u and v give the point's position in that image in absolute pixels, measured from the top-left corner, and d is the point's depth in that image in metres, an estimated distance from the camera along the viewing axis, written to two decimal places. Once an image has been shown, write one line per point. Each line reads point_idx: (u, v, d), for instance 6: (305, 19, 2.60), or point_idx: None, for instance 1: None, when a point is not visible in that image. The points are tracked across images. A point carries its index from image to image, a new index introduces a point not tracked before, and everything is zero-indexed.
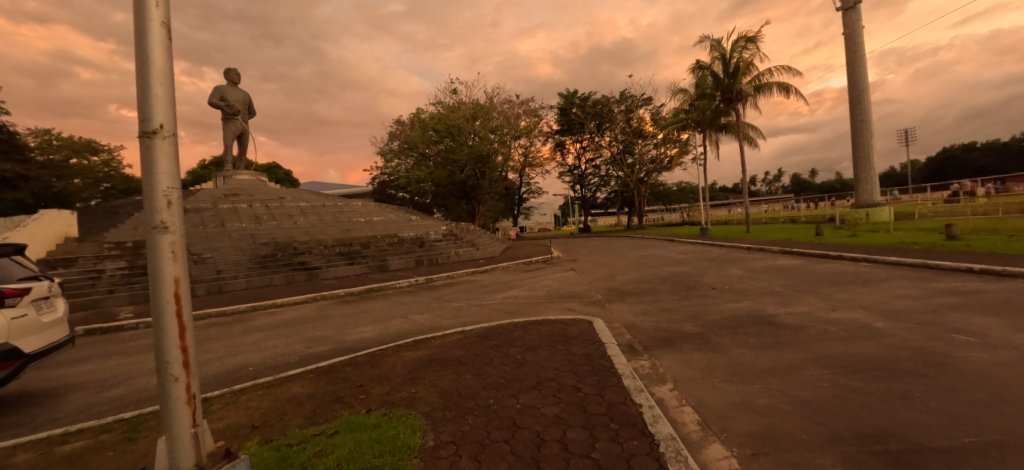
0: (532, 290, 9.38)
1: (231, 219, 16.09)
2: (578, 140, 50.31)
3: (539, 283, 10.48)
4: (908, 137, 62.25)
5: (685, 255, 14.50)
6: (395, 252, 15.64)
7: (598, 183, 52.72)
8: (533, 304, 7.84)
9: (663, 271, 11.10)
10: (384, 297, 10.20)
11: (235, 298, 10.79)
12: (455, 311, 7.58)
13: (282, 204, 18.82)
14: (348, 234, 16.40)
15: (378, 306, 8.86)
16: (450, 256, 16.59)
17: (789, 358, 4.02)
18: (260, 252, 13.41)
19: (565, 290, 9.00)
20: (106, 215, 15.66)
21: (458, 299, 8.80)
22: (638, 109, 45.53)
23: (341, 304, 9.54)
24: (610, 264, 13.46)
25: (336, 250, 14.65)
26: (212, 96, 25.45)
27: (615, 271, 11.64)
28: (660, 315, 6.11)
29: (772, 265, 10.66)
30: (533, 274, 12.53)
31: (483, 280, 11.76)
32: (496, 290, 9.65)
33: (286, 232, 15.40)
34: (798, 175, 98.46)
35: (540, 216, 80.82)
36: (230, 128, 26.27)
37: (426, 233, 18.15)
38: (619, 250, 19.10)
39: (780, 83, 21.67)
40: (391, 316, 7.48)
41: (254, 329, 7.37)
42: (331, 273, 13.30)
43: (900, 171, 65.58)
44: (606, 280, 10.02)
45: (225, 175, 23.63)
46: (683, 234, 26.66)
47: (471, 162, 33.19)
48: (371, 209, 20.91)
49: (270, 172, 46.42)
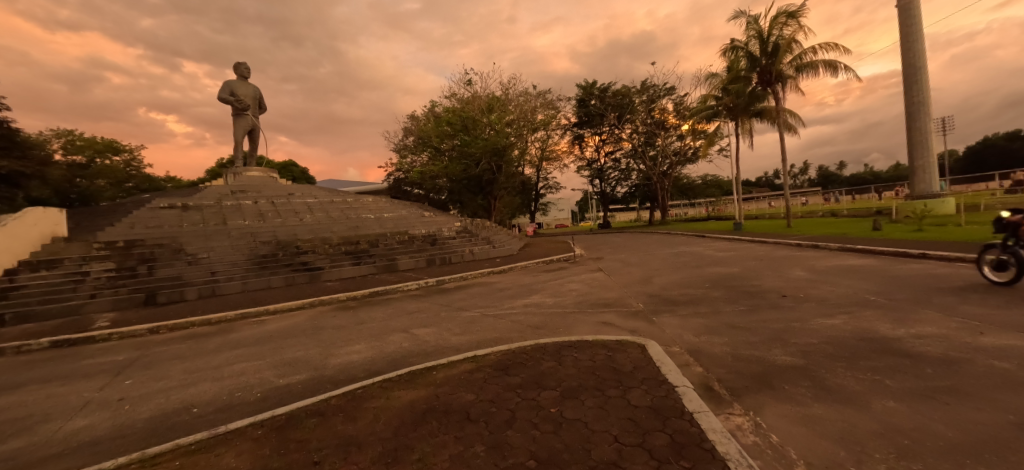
0: (557, 296, 8.00)
1: (234, 216, 15.26)
2: (596, 133, 48.50)
3: (565, 286, 9.11)
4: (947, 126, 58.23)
5: (727, 253, 12.88)
6: (405, 251, 14.47)
7: (618, 177, 50.82)
8: (561, 315, 6.48)
9: (708, 273, 9.56)
10: (388, 304, 9.00)
11: (227, 303, 9.75)
12: (467, 323, 6.30)
13: (288, 201, 17.90)
14: (355, 231, 15.33)
15: (379, 315, 7.65)
16: (465, 255, 15.33)
17: (979, 422, 2.59)
18: (259, 252, 12.43)
19: (598, 297, 7.61)
20: (106, 213, 14.96)
21: (471, 307, 7.50)
22: (660, 99, 43.39)
23: (339, 312, 8.38)
24: (643, 264, 11.96)
25: (342, 249, 13.58)
26: (222, 91, 24.80)
27: (651, 273, 10.16)
28: (731, 335, 4.68)
29: (841, 265, 9.00)
30: (556, 276, 11.14)
31: (500, 283, 10.46)
32: (516, 295, 8.33)
33: (290, 230, 14.42)
34: (827, 168, 94.07)
35: (557, 212, 79.24)
36: (241, 123, 25.60)
37: (438, 230, 16.99)
38: (648, 248, 17.55)
39: (828, 60, 19.57)
40: (390, 330, 6.22)
41: (229, 346, 6.23)
42: (334, 274, 12.22)
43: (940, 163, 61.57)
44: (644, 285, 8.56)
45: (235, 171, 22.99)
46: (714, 229, 24.76)
47: (487, 156, 31.90)
48: (382, 205, 19.84)
49: (287, 170, 46.29)
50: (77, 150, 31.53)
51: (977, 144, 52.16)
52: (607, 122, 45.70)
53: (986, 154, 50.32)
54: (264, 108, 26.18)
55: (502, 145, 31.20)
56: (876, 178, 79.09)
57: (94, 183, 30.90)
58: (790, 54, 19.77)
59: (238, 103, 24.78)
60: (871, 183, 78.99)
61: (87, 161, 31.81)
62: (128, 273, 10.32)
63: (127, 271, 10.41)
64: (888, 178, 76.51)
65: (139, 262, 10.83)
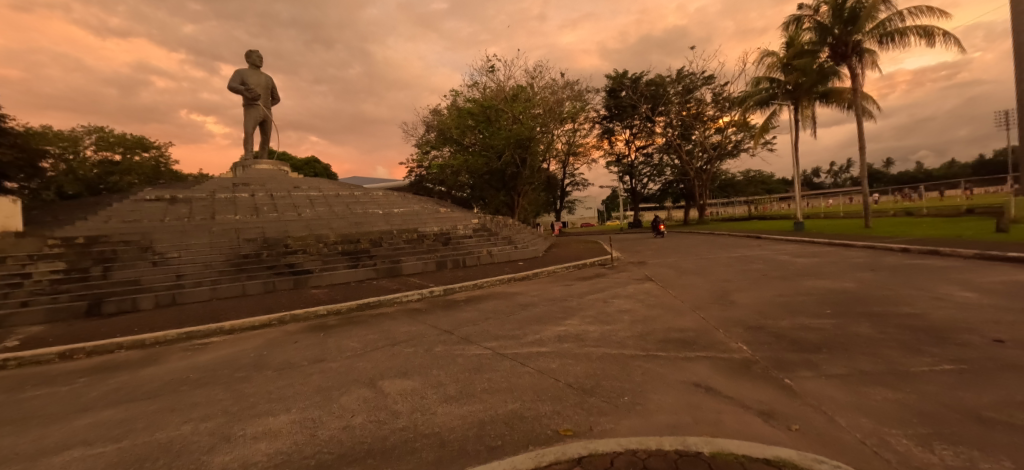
0: (604, 321, 5.60)
1: (225, 210, 13.63)
2: (627, 126, 45.56)
3: (614, 304, 6.67)
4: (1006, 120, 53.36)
5: (812, 260, 10.19)
6: (412, 251, 12.35)
7: (650, 173, 47.59)
8: (618, 361, 4.10)
9: (812, 289, 6.93)
10: (374, 323, 6.82)
11: (183, 315, 7.86)
12: (473, 372, 3.99)
13: (290, 194, 16.21)
14: (357, 228, 13.32)
15: (352, 343, 5.47)
16: (481, 258, 13.06)
17: None
18: (241, 251, 10.62)
19: (667, 326, 5.16)
20: (92, 206, 13.63)
21: (480, 337, 5.18)
22: (698, 88, 39.97)
23: (307, 336, 6.27)
24: (706, 273, 9.39)
25: (338, 249, 11.61)
26: (233, 80, 23.63)
27: (726, 287, 7.57)
28: (1015, 455, 2.19)
29: (1015, 282, 6.25)
30: (594, 287, 8.74)
31: (523, 295, 8.15)
32: (545, 318, 5.97)
33: (283, 226, 12.58)
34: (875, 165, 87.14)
35: (583, 211, 76.48)
36: (252, 114, 24.35)
37: (452, 228, 14.82)
38: (698, 250, 14.89)
39: (922, 26, 16.14)
40: (349, 381, 3.99)
41: (116, 395, 4.14)
42: (324, 279, 10.21)
43: (1012, 158, 55.36)
44: (726, 306, 6.08)
45: (244, 164, 21.71)
46: (769, 229, 21.62)
47: (510, 148, 29.65)
48: (393, 200, 17.89)
49: (309, 167, 45.67)
50: (105, 146, 30.82)
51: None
52: (639, 114, 42.77)
53: None
54: (276, 98, 24.82)
55: (526, 136, 28.95)
56: (927, 174, 72.99)
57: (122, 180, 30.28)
58: (874, 21, 16.40)
59: (248, 93, 23.54)
60: (928, 182, 72.39)
61: (118, 157, 31.32)
62: (78, 276, 8.61)
63: (77, 273, 8.70)
64: (947, 175, 69.87)
65: (95, 262, 9.13)
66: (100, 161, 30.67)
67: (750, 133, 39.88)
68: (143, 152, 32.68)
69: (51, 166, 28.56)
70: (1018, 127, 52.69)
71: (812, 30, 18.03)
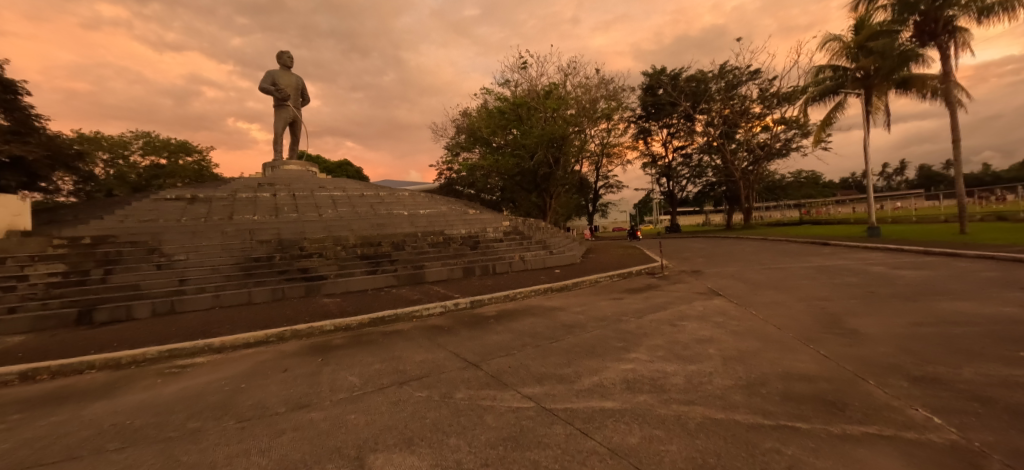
0: (685, 358, 4.11)
1: (244, 211, 12.99)
2: (665, 125, 43.25)
3: (688, 331, 5.12)
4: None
5: (922, 274, 8.23)
6: (436, 255, 11.15)
7: (690, 174, 44.95)
8: (737, 436, 2.62)
9: (962, 313, 5.14)
10: (384, 346, 5.57)
11: (177, 325, 6.97)
12: (510, 447, 2.60)
13: (313, 194, 15.45)
14: (379, 229, 12.28)
15: (351, 378, 4.24)
16: (513, 264, 11.69)
17: None
18: (252, 255, 9.79)
19: (785, 372, 3.59)
20: (116, 205, 13.33)
21: (517, 377, 3.83)
22: (744, 83, 37.22)
23: (301, 362, 5.10)
24: (789, 289, 7.62)
25: (357, 252, 10.59)
26: (264, 80, 23.49)
27: (831, 308, 5.85)
28: None
29: None
30: (652, 303, 7.19)
31: (565, 313, 6.71)
32: (600, 349, 4.51)
33: (301, 226, 11.70)
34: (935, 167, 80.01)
35: (615, 214, 73.88)
36: (282, 115, 24.16)
37: (482, 231, 13.55)
38: (762, 258, 12.97)
39: None
40: (329, 450, 2.73)
41: (26, 450, 3.07)
42: (339, 287, 9.14)
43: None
44: (852, 339, 4.45)
45: (273, 164, 21.44)
46: (838, 234, 19.18)
47: (542, 147, 28.30)
48: (419, 201, 16.86)
49: (341, 169, 46.04)
50: (151, 150, 31.16)
51: None
52: (678, 111, 40.45)
53: None
54: (307, 99, 24.57)
55: (559, 135, 27.51)
56: (990, 176, 66.53)
57: (167, 183, 30.69)
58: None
59: (278, 93, 23.29)
60: (995, 184, 65.82)
61: (164, 161, 31.67)
62: (76, 280, 7.95)
63: (76, 276, 8.06)
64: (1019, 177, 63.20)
65: (97, 265, 8.50)
66: (148, 166, 31.05)
67: (801, 131, 36.76)
68: (187, 156, 33.03)
69: (104, 168, 29.55)
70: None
71: (891, 8, 15.76)
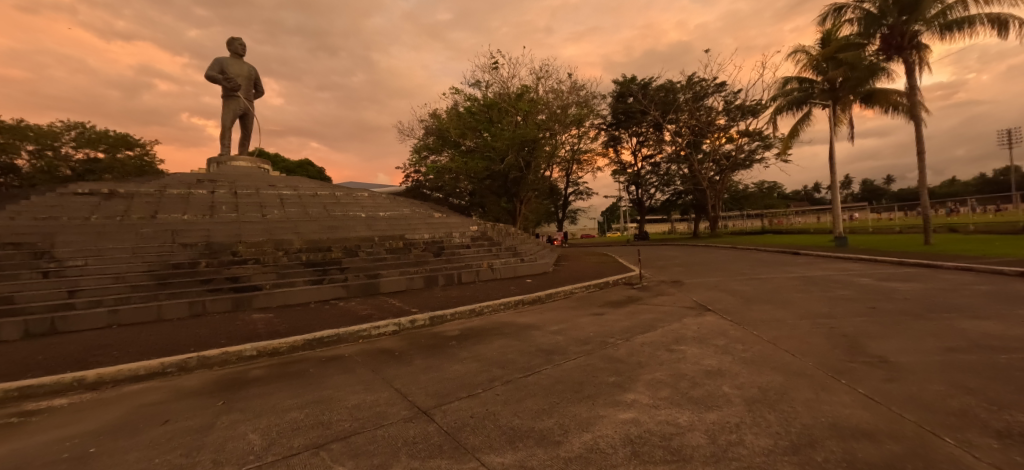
0: (699, 402, 3.17)
1: (172, 209, 11.30)
2: (635, 133, 43.65)
3: (691, 359, 4.24)
4: (1010, 139, 51.75)
5: (912, 287, 7.82)
6: (394, 263, 9.93)
7: (658, 183, 45.48)
8: None
9: (991, 336, 4.54)
10: (313, 381, 4.35)
11: (50, 350, 5.46)
12: None
13: (258, 192, 13.82)
14: (330, 233, 10.92)
15: (249, 437, 3.04)
16: (481, 273, 10.58)
17: None
18: (171, 261, 8.24)
19: (835, 426, 2.72)
20: (12, 201, 11.25)
21: (481, 437, 2.78)
22: (710, 95, 37.99)
23: (193, 408, 3.82)
24: (785, 304, 6.93)
25: (301, 258, 9.23)
26: (211, 68, 21.42)
27: (841, 329, 5.15)
28: None
29: None
30: (639, 321, 6.29)
31: (542, 333, 5.70)
32: (588, 388, 3.52)
33: (237, 227, 10.18)
34: (873, 182, 85.91)
35: (585, 221, 74.15)
36: (230, 107, 22.09)
37: (447, 235, 12.41)
38: (738, 268, 12.57)
39: (996, 15, 13.43)
40: None
41: None
42: (275, 299, 7.77)
43: (1007, 177, 54.93)
44: (888, 372, 3.68)
45: (219, 160, 19.51)
46: (806, 244, 19.31)
47: (514, 150, 27.44)
48: (379, 202, 15.52)
49: (302, 170, 43.63)
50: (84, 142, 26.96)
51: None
52: (647, 120, 40.84)
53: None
54: (260, 90, 22.66)
55: (531, 138, 26.74)
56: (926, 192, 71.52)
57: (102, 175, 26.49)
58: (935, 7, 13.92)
59: (226, 83, 21.26)
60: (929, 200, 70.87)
61: (101, 154, 27.67)
62: None
63: None
64: (947, 193, 68.65)
65: None
66: (82, 161, 27.04)
67: (764, 143, 37.78)
68: (128, 151, 28.64)
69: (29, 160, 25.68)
70: (1009, 146, 52.52)
71: (857, 21, 15.92)
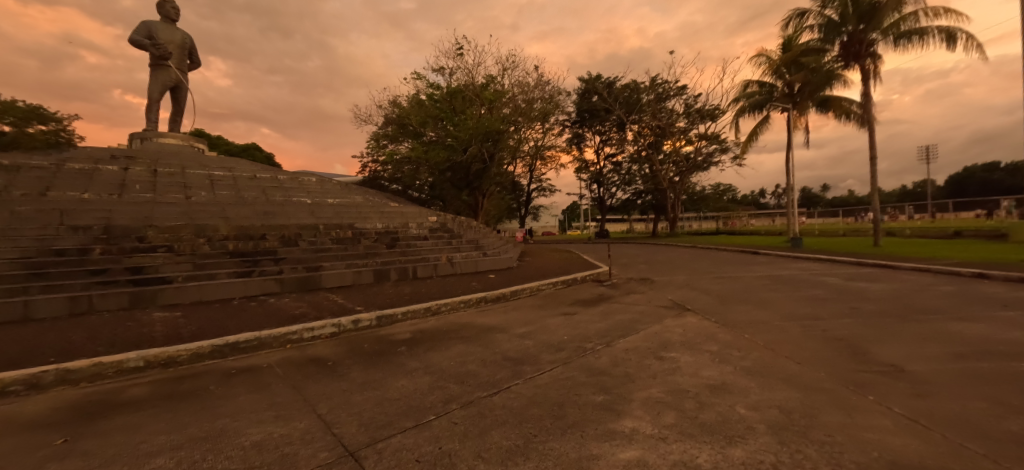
0: (714, 431, 2.48)
1: (68, 186, 9.42)
2: (599, 131, 43.86)
3: (686, 369, 3.58)
4: (928, 154, 57.09)
5: (880, 287, 7.73)
6: (340, 254, 8.77)
7: (620, 182, 46.02)
8: None
9: (988, 339, 4.24)
10: (211, 402, 3.29)
11: None
12: None
13: (184, 171, 12.03)
14: (265, 219, 9.52)
15: None
16: (439, 268, 9.61)
17: None
18: (52, 246, 6.65)
19: (894, 464, 2.10)
20: None
21: None
22: (672, 97, 38.72)
23: (16, 449, 2.66)
24: (763, 303, 6.52)
25: (226, 247, 7.86)
26: (135, 31, 18.73)
27: (834, 332, 4.71)
28: None
29: None
30: (615, 322, 5.61)
31: (508, 337, 4.87)
32: (573, 413, 2.74)
33: (148, 209, 8.58)
34: (811, 190, 92.41)
35: (546, 219, 74.12)
36: (158, 77, 19.54)
37: (402, 226, 11.30)
38: (703, 267, 12.39)
39: (946, 28, 14.11)
40: None
41: None
42: (188, 295, 6.45)
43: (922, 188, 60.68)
44: (908, 384, 3.18)
45: (142, 135, 17.15)
46: (762, 244, 19.81)
47: (478, 141, 26.44)
48: (328, 189, 14.09)
49: (248, 154, 40.29)
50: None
51: (956, 174, 50.07)
52: (612, 119, 41.11)
53: (966, 183, 47.76)
54: (195, 61, 20.22)
55: (496, 129, 25.85)
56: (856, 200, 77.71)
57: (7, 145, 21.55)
58: (892, 17, 14.47)
59: (154, 49, 18.70)
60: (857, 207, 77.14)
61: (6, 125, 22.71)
62: None
63: None
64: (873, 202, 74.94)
65: None
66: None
67: (720, 147, 39.03)
68: (39, 125, 23.78)
69: None
70: (926, 161, 57.90)
71: (817, 27, 16.29)
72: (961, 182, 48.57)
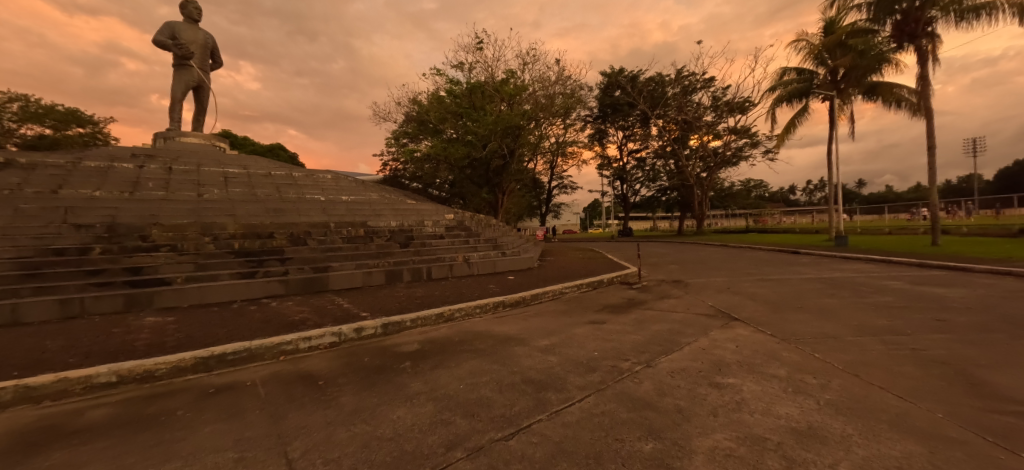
0: None
1: (82, 184, 9.29)
2: (622, 126, 42.58)
3: (755, 405, 2.83)
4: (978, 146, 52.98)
5: (961, 293, 6.66)
6: (350, 253, 8.29)
7: (644, 178, 44.58)
8: None
9: None
10: (173, 433, 2.76)
11: None
12: None
13: (198, 169, 11.87)
14: (275, 217, 9.16)
15: None
16: (454, 268, 9.02)
17: None
18: (53, 246, 6.38)
19: None
20: None
21: None
22: (699, 89, 37.05)
23: None
24: (825, 312, 5.61)
25: (231, 246, 7.47)
26: (159, 31, 18.87)
27: (930, 354, 3.82)
28: None
29: None
30: (652, 334, 4.85)
31: (528, 351, 4.18)
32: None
33: (156, 207, 8.31)
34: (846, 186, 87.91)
35: (567, 217, 72.91)
36: (181, 77, 19.70)
37: (417, 224, 10.78)
38: (740, 268, 11.40)
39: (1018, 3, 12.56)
40: None
41: None
42: (187, 297, 6.05)
43: (971, 183, 56.61)
44: None
45: (166, 135, 17.26)
46: (802, 243, 18.47)
47: (497, 137, 25.78)
48: (343, 186, 13.75)
49: (273, 154, 40.99)
50: (21, 118, 22.16)
51: (1012, 167, 46.32)
52: (635, 113, 39.78)
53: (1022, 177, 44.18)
54: (216, 60, 20.32)
55: (515, 124, 25.14)
56: (896, 196, 73.41)
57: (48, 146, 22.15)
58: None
59: (176, 49, 18.81)
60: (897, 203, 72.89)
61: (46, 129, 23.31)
62: None
63: None
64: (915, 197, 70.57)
65: None
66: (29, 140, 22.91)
67: (751, 141, 37.12)
68: (78, 128, 24.44)
69: None
70: (976, 153, 53.88)
71: (866, 7, 14.90)
72: (1016, 176, 45.01)
